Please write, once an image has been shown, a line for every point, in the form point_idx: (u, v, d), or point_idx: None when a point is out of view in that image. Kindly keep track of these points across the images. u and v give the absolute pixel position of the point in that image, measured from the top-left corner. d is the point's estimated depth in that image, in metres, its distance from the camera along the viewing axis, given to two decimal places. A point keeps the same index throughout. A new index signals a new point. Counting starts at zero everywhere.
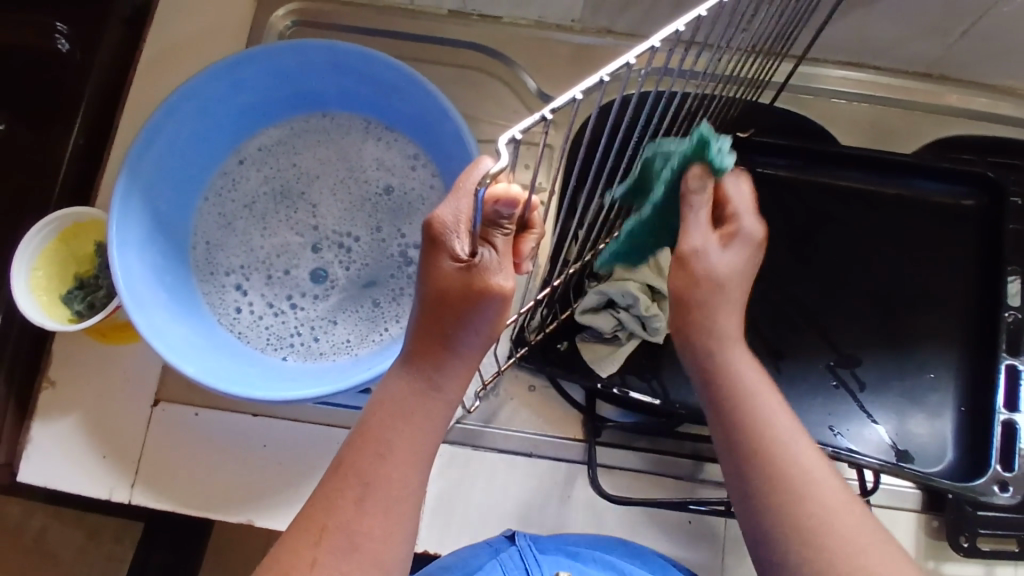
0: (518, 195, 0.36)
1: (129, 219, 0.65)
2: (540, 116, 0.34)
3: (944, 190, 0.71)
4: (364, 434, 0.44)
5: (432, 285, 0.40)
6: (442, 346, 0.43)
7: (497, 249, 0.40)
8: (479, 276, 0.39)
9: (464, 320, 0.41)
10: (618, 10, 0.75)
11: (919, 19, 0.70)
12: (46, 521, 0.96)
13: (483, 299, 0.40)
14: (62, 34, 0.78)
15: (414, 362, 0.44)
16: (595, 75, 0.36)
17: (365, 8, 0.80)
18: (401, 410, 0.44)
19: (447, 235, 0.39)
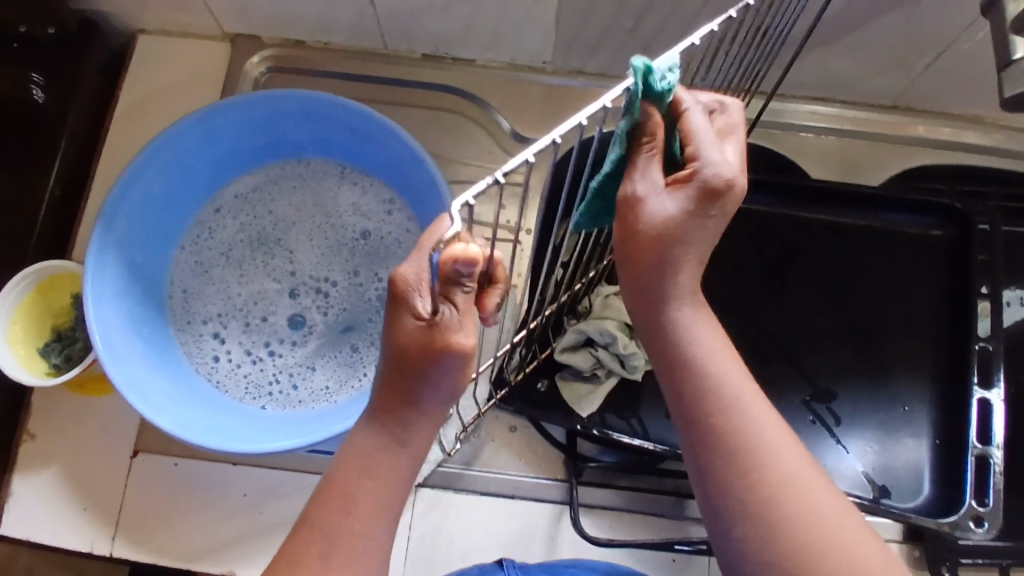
0: (476, 255, 0.36)
1: (105, 273, 0.65)
2: (492, 180, 0.34)
3: (912, 221, 0.72)
4: (329, 489, 0.44)
5: (395, 342, 0.40)
6: (407, 403, 0.43)
7: (458, 306, 0.40)
8: (441, 334, 0.39)
9: (427, 377, 0.41)
10: (588, 52, 0.77)
11: (882, 54, 0.72)
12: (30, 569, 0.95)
13: (444, 356, 0.40)
14: (38, 84, 0.78)
15: (381, 418, 0.43)
16: (548, 137, 0.36)
17: (340, 54, 0.81)
18: (365, 463, 0.43)
19: (408, 292, 0.39)
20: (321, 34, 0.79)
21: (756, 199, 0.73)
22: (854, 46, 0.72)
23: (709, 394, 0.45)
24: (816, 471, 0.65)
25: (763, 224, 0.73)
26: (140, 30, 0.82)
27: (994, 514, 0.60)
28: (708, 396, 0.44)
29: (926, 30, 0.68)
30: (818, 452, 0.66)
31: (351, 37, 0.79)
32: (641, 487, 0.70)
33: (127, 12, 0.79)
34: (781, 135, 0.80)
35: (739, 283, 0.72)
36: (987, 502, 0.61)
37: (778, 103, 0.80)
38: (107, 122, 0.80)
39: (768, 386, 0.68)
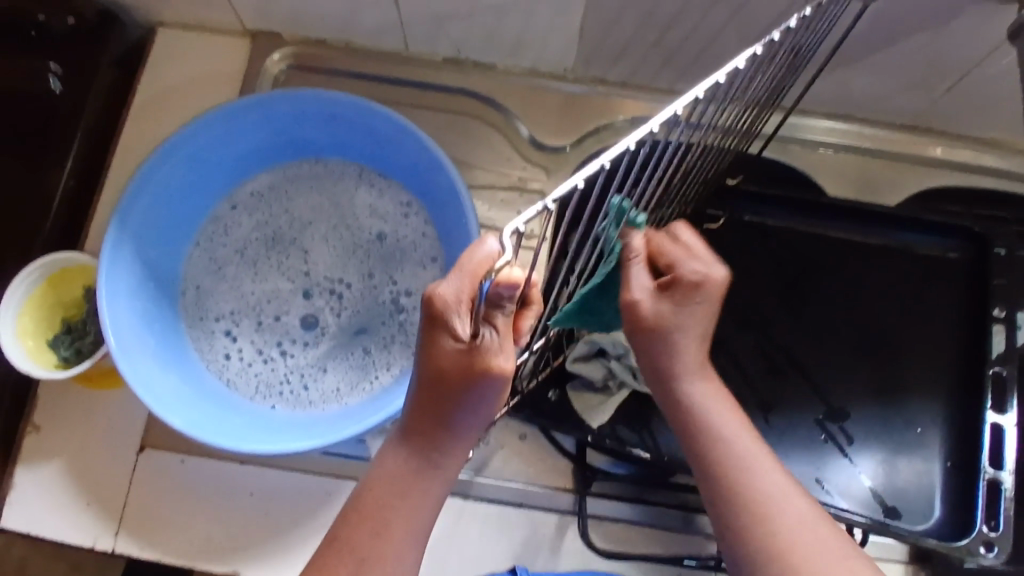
0: (519, 279, 0.35)
1: (119, 268, 0.65)
2: (542, 206, 0.34)
3: (930, 243, 0.72)
4: (359, 509, 0.45)
5: (434, 363, 0.40)
6: (442, 422, 0.43)
7: (499, 328, 0.39)
8: (481, 357, 0.39)
9: (465, 398, 0.41)
10: (610, 62, 0.76)
11: (906, 75, 0.72)
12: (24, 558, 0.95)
13: (484, 380, 0.40)
14: (55, 74, 0.77)
15: (415, 437, 0.44)
16: (596, 161, 0.36)
17: (360, 54, 0.81)
18: (396, 484, 0.45)
19: (448, 315, 0.39)
20: (343, 33, 0.79)
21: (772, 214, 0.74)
22: (877, 66, 0.72)
23: (720, 458, 0.48)
24: (824, 487, 0.65)
25: (781, 240, 0.73)
26: (160, 23, 0.81)
27: (1005, 538, 0.60)
28: (714, 454, 0.48)
29: (951, 53, 0.68)
30: (830, 471, 0.66)
31: (372, 38, 0.79)
32: (650, 501, 0.70)
33: (148, 4, 0.78)
34: (800, 151, 0.80)
35: (754, 299, 0.72)
36: (997, 527, 0.61)
37: (798, 119, 0.80)
38: (123, 114, 0.80)
39: (781, 404, 0.68)
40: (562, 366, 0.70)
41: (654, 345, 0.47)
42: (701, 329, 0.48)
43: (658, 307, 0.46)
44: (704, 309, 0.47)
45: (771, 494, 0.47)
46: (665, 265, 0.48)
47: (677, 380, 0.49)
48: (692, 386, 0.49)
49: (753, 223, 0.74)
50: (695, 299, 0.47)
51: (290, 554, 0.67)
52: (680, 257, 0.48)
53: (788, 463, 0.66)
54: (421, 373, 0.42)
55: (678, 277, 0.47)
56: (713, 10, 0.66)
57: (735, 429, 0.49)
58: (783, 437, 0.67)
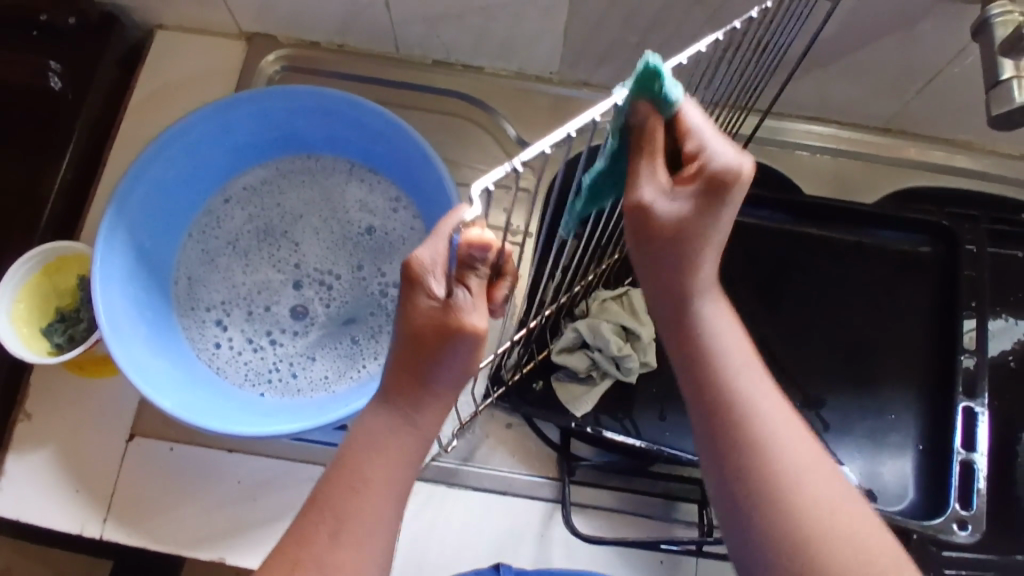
0: (490, 238, 0.39)
1: (113, 256, 0.66)
2: (510, 167, 0.36)
3: (902, 238, 0.74)
4: (340, 472, 0.47)
5: (412, 323, 0.42)
6: (422, 384, 0.45)
7: (472, 290, 0.42)
8: (454, 315, 0.42)
9: (441, 357, 0.43)
10: (595, 65, 0.79)
11: (878, 77, 0.75)
12: (10, 557, 0.96)
13: (458, 337, 0.42)
14: (55, 72, 0.80)
15: (393, 396, 0.46)
16: (562, 130, 0.38)
17: (353, 57, 0.83)
18: (379, 443, 0.46)
19: (424, 275, 0.41)
20: (337, 36, 0.81)
21: (751, 211, 0.75)
22: (851, 69, 0.74)
23: (746, 420, 0.45)
24: None
25: (758, 235, 0.75)
26: (158, 25, 0.84)
27: (977, 518, 0.61)
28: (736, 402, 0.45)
29: (920, 55, 0.71)
30: None
31: (364, 41, 0.82)
32: (629, 486, 0.72)
33: (147, 7, 0.81)
34: (779, 152, 0.82)
35: (732, 293, 0.74)
36: (970, 507, 0.62)
37: (776, 121, 0.82)
38: (121, 112, 0.82)
39: None
40: (546, 357, 0.71)
41: (672, 248, 0.43)
42: (720, 238, 0.44)
43: (676, 211, 0.42)
44: (720, 237, 0.44)
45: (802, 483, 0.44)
46: (692, 154, 0.42)
47: (694, 300, 0.46)
48: (707, 307, 0.47)
49: (732, 222, 0.76)
50: (721, 199, 0.42)
51: (276, 540, 0.68)
52: (705, 145, 0.42)
53: None
54: (398, 338, 0.44)
55: (705, 171, 0.42)
56: (692, 12, 0.69)
57: (762, 388, 0.46)
58: None
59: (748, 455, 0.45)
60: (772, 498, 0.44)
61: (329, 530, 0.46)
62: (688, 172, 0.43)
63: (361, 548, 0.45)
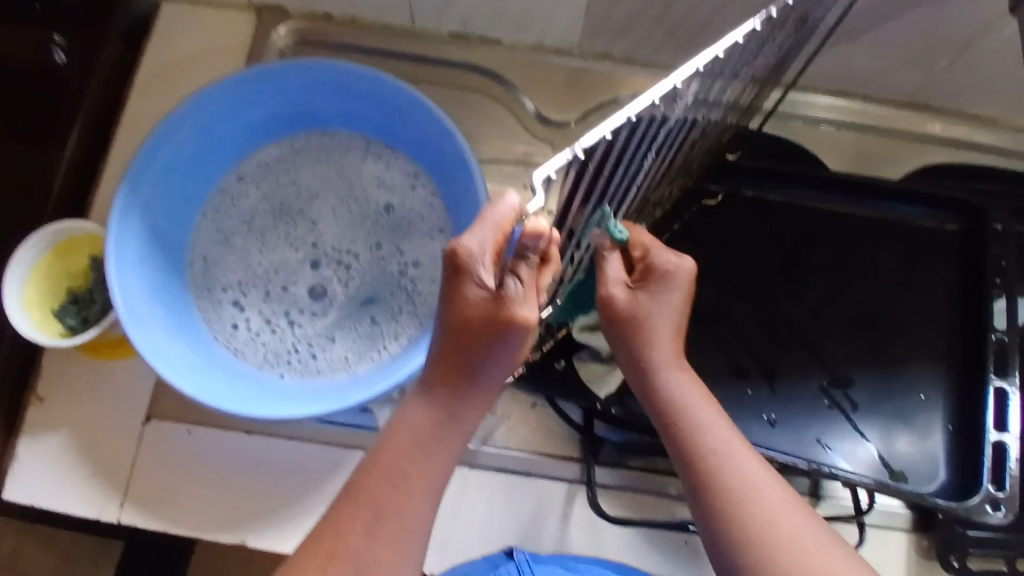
0: (545, 228, 0.39)
1: (127, 236, 0.65)
2: (569, 157, 0.38)
3: (930, 215, 0.73)
4: (380, 462, 0.48)
5: (460, 312, 0.45)
6: (466, 371, 0.47)
7: (522, 280, 0.44)
8: (505, 305, 0.44)
9: (489, 348, 0.46)
10: (615, 38, 0.77)
11: (910, 50, 0.73)
12: (20, 542, 0.95)
13: (508, 327, 0.44)
14: (60, 46, 0.77)
15: (437, 387, 0.48)
16: (622, 116, 0.41)
17: (366, 29, 0.81)
18: (418, 435, 0.48)
19: (474, 265, 0.44)
20: (349, 8, 0.79)
21: (777, 188, 0.74)
22: (883, 42, 0.72)
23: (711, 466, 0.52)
24: (825, 447, 0.67)
25: (784, 214, 0.74)
26: None
27: (1011, 498, 0.61)
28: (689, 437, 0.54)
29: (953, 30, 0.69)
30: (835, 434, 0.67)
31: (377, 13, 0.79)
32: (652, 467, 0.71)
33: None
34: (801, 127, 0.81)
35: (757, 272, 0.73)
36: (1004, 487, 0.62)
37: (800, 95, 0.81)
38: (128, 87, 0.80)
39: (785, 372, 0.69)
40: (566, 338, 0.70)
41: (629, 331, 0.55)
42: (674, 316, 0.56)
43: (664, 261, 0.54)
44: (675, 296, 0.55)
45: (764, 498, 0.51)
46: (639, 254, 0.55)
47: (658, 369, 0.55)
48: (671, 376, 0.55)
49: (758, 199, 0.74)
50: (665, 284, 0.54)
51: (298, 522, 0.68)
52: (654, 247, 0.55)
53: (794, 428, 0.67)
54: (444, 325, 0.46)
55: (648, 266, 0.55)
56: None
57: (725, 432, 0.54)
58: (788, 404, 0.68)
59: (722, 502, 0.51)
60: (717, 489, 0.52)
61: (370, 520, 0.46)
62: (638, 271, 0.55)
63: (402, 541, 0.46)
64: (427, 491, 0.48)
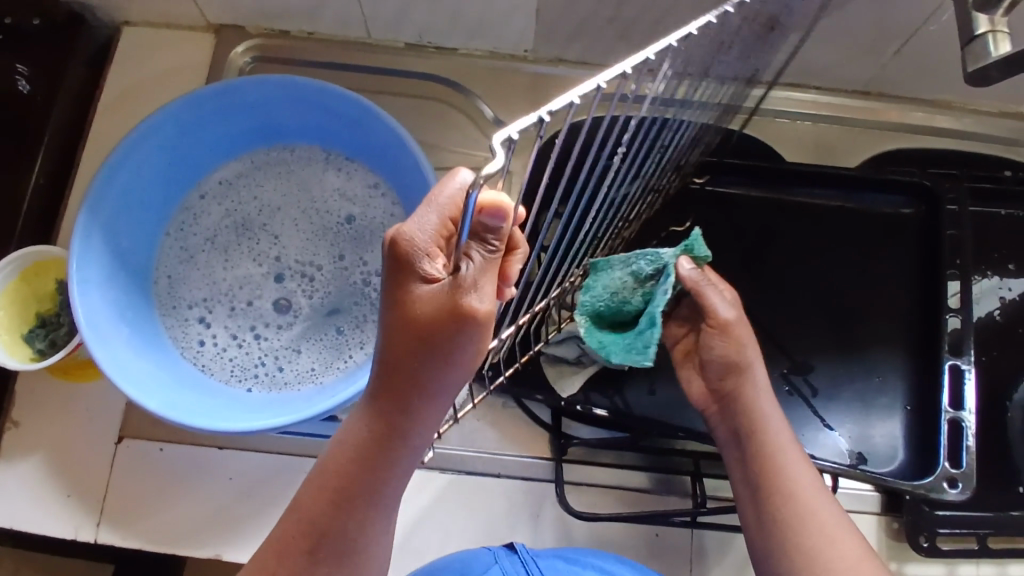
0: (505, 202, 0.38)
1: (89, 258, 0.65)
2: (537, 118, 0.35)
3: (885, 201, 0.74)
4: (325, 477, 0.48)
5: (405, 309, 0.41)
6: (412, 381, 0.44)
7: (479, 264, 0.40)
8: (459, 293, 0.40)
9: (439, 353, 0.42)
10: (569, 40, 0.78)
11: (856, 39, 0.74)
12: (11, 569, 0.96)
13: (461, 323, 0.40)
14: (22, 75, 0.78)
15: (385, 402, 0.45)
16: (592, 83, 0.37)
17: (324, 44, 0.82)
18: (362, 453, 0.46)
19: (418, 254, 0.41)
20: (305, 24, 0.80)
21: (738, 182, 0.75)
22: (829, 33, 0.73)
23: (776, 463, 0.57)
24: None
25: (741, 206, 0.75)
26: (124, 22, 0.82)
27: (967, 475, 0.62)
28: (756, 433, 0.58)
29: (895, 17, 0.70)
30: (798, 422, 0.68)
31: (334, 28, 0.80)
32: (622, 462, 0.72)
33: (111, 4, 0.79)
34: (758, 121, 0.81)
35: (717, 265, 0.73)
36: (960, 465, 0.63)
37: None
38: (92, 112, 0.81)
39: None
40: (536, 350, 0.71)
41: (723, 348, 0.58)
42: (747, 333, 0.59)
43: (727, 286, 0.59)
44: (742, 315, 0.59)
45: (816, 506, 0.56)
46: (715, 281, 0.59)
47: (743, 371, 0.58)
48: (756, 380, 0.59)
49: (716, 193, 0.75)
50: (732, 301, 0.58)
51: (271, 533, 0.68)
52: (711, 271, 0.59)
53: None
54: (392, 326, 0.42)
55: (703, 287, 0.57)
56: None
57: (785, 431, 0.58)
58: None
59: (782, 498, 0.56)
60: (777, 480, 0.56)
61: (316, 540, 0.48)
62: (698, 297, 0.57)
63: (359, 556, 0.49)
64: (375, 510, 0.48)
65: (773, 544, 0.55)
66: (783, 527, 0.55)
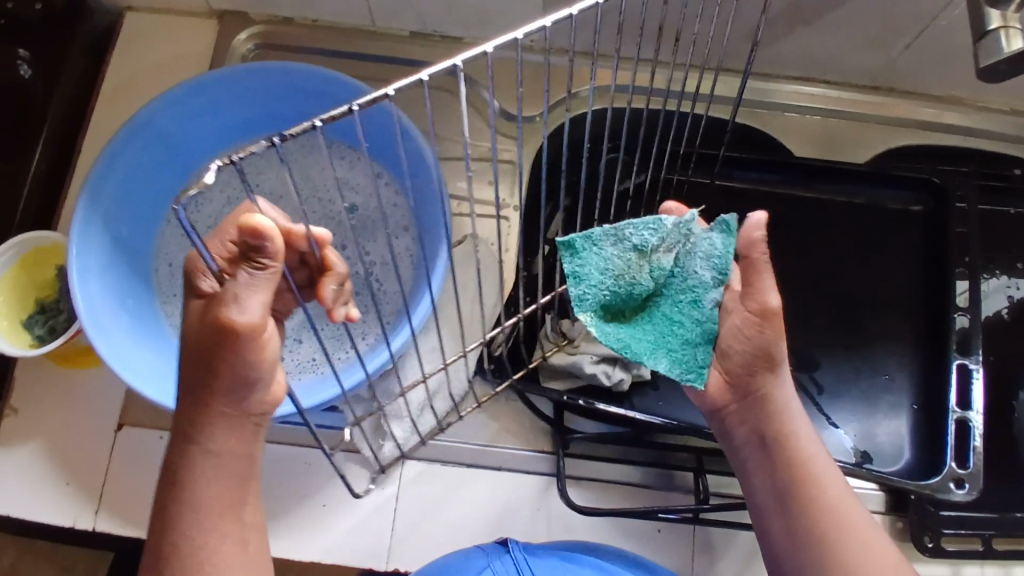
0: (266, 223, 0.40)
1: (90, 244, 0.65)
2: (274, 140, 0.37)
3: (893, 196, 0.73)
4: (164, 505, 0.45)
5: (192, 324, 0.43)
6: (216, 384, 0.44)
7: (244, 279, 0.42)
8: (215, 307, 0.42)
9: (229, 358, 0.43)
10: (575, 31, 0.77)
11: (866, 32, 0.73)
12: (12, 559, 0.95)
13: (219, 332, 0.42)
14: (23, 60, 0.78)
15: (201, 410, 0.44)
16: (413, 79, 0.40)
17: (328, 31, 0.81)
18: (189, 467, 0.45)
19: (198, 273, 0.44)
20: (309, 11, 0.79)
21: (753, 176, 0.74)
22: (838, 25, 0.72)
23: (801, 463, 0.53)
24: None
25: (747, 201, 0.74)
26: (126, 7, 0.82)
27: (974, 476, 0.61)
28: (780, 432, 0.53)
29: (906, 9, 0.69)
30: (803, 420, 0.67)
31: (338, 15, 0.80)
32: (624, 458, 0.71)
33: None
34: (766, 115, 0.80)
35: None
36: (968, 465, 0.62)
37: (763, 82, 0.80)
38: (93, 98, 0.80)
39: None
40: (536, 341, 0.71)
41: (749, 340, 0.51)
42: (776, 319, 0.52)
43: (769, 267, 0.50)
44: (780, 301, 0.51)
45: (841, 503, 0.52)
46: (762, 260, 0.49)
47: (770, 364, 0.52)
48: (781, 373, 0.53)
49: (724, 188, 0.74)
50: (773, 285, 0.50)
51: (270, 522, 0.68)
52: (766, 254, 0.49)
53: None
54: (189, 336, 0.43)
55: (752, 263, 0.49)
56: None
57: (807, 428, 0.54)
58: None
59: (811, 500, 0.52)
60: (804, 483, 0.52)
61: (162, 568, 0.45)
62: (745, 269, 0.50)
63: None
64: (224, 517, 0.45)
65: (802, 544, 0.52)
66: (817, 530, 0.51)
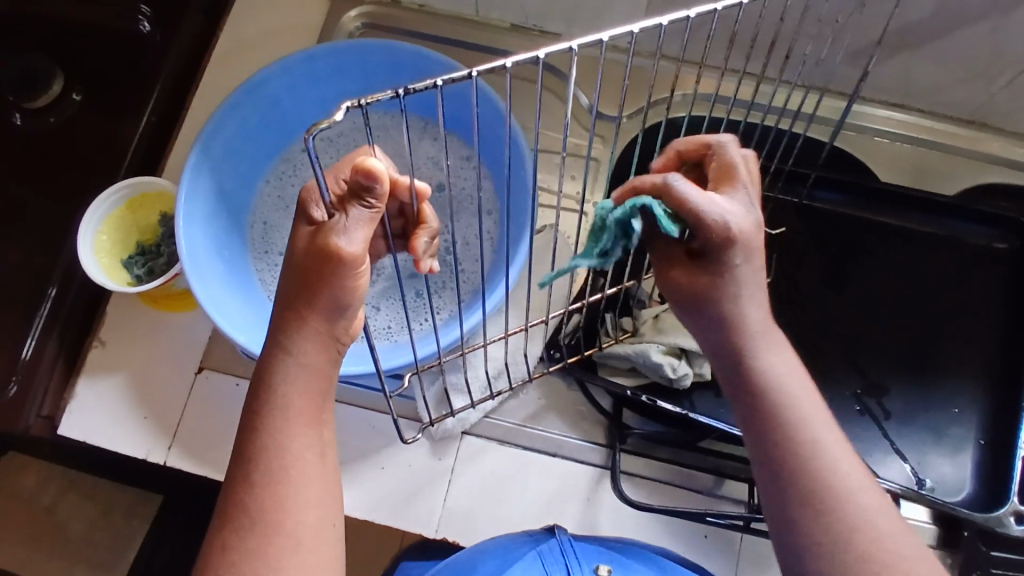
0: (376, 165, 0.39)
1: (195, 195, 0.69)
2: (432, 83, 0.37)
3: (978, 232, 0.73)
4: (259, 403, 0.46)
5: (297, 248, 0.43)
6: (322, 296, 0.44)
7: (353, 217, 0.42)
8: (323, 237, 0.42)
9: (330, 283, 0.43)
10: (674, 37, 0.78)
11: (968, 64, 0.73)
12: (56, 497, 0.97)
13: (327, 258, 0.42)
14: (145, 17, 0.83)
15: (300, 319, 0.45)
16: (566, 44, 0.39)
17: (433, 17, 0.84)
18: (288, 371, 0.45)
19: (311, 199, 0.43)
20: None
21: (837, 198, 0.74)
22: (941, 56, 0.72)
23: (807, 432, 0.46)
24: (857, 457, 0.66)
25: (828, 220, 0.74)
26: None
27: None
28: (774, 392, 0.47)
29: (1014, 45, 0.69)
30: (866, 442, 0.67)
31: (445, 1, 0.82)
32: (678, 460, 0.72)
33: None
34: (854, 137, 0.81)
35: (798, 275, 0.73)
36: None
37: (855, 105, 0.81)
38: (205, 59, 0.84)
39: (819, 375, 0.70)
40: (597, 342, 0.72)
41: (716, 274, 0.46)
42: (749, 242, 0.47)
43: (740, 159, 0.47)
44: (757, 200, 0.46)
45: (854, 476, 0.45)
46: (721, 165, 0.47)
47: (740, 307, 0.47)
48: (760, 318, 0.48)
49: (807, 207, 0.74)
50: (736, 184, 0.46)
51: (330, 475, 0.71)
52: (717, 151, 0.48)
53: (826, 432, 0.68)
54: (294, 259, 0.43)
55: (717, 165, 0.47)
56: None
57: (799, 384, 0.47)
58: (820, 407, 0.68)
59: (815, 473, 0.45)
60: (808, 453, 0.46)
61: (248, 467, 0.45)
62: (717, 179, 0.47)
63: (284, 507, 0.45)
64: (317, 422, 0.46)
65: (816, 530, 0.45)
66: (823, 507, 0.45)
